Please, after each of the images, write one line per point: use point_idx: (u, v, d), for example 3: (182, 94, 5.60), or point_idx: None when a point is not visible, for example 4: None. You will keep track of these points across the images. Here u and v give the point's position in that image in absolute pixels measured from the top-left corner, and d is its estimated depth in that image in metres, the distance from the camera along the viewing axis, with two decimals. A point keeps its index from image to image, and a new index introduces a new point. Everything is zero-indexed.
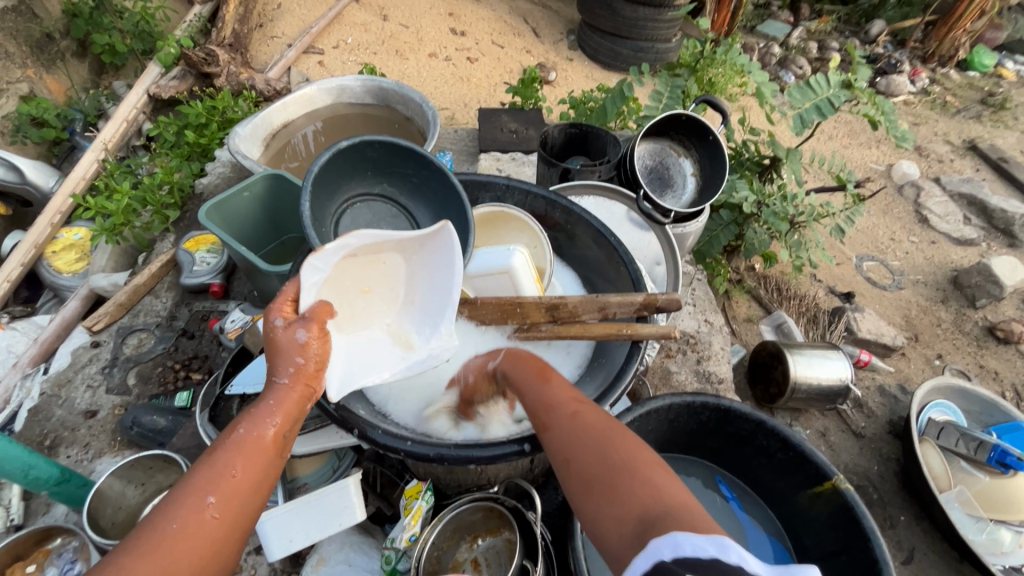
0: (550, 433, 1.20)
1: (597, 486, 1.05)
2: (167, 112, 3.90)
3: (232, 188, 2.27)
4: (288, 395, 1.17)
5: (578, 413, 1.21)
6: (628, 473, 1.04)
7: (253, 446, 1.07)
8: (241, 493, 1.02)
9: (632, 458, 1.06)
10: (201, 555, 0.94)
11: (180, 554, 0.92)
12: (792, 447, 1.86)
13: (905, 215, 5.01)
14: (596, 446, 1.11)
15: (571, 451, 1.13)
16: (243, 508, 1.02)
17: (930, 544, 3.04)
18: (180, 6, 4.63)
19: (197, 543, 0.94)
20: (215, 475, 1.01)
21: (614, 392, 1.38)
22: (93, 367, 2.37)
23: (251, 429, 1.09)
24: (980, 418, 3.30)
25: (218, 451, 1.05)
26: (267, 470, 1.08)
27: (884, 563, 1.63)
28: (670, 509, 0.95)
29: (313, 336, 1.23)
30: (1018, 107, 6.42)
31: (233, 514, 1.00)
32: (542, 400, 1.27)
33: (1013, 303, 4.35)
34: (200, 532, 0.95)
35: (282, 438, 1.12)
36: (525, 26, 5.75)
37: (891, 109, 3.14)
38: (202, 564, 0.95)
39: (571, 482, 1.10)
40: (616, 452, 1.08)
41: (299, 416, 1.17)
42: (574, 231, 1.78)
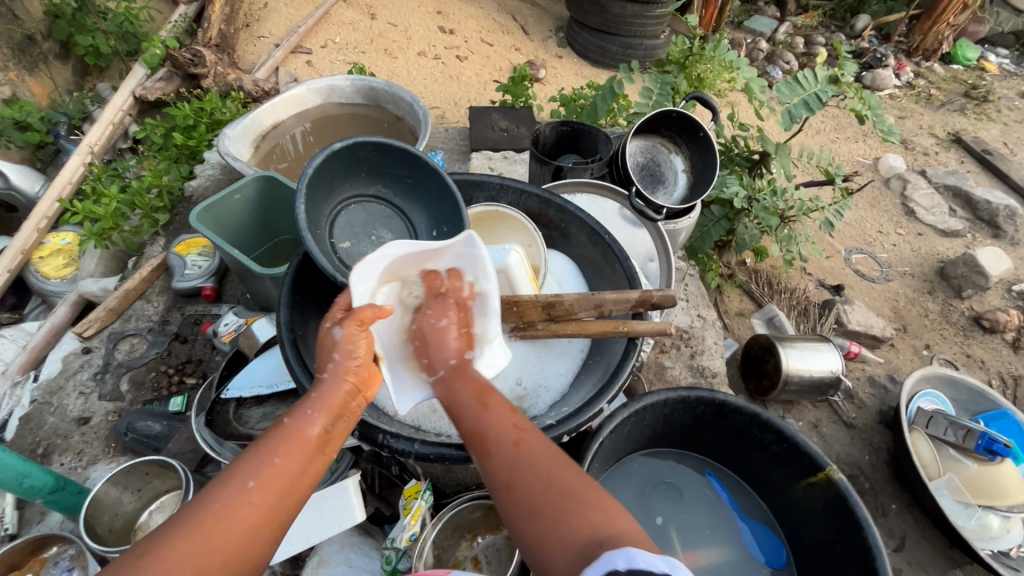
0: (493, 460, 1.16)
1: (545, 516, 1.06)
2: (153, 114, 3.85)
3: (224, 191, 2.25)
4: (333, 393, 1.18)
5: (520, 440, 1.18)
6: (578, 500, 1.06)
7: (297, 439, 1.09)
8: (283, 484, 1.03)
9: (579, 486, 1.09)
10: (237, 541, 0.96)
11: (221, 536, 0.94)
12: (786, 439, 1.89)
13: (892, 208, 5.09)
14: (544, 474, 1.11)
15: (513, 479, 1.12)
16: (282, 498, 1.03)
17: (921, 531, 3.09)
18: (165, 6, 4.58)
19: (237, 527, 0.96)
20: (261, 462, 1.04)
21: (612, 389, 1.39)
22: (86, 374, 2.34)
23: (296, 424, 1.10)
24: (967, 406, 3.36)
25: (266, 438, 1.08)
26: (309, 465, 1.09)
27: (877, 550, 1.67)
28: (623, 532, 1.00)
29: (349, 333, 1.23)
30: (1001, 99, 6.51)
31: (274, 506, 1.01)
32: (479, 422, 1.22)
33: (998, 293, 4.43)
34: (238, 515, 0.97)
35: (326, 435, 1.13)
36: (514, 24, 5.75)
37: (877, 103, 3.18)
38: (240, 548, 0.96)
39: (512, 508, 1.10)
40: (562, 481, 1.10)
41: (343, 415, 1.18)
42: (569, 230, 1.79)
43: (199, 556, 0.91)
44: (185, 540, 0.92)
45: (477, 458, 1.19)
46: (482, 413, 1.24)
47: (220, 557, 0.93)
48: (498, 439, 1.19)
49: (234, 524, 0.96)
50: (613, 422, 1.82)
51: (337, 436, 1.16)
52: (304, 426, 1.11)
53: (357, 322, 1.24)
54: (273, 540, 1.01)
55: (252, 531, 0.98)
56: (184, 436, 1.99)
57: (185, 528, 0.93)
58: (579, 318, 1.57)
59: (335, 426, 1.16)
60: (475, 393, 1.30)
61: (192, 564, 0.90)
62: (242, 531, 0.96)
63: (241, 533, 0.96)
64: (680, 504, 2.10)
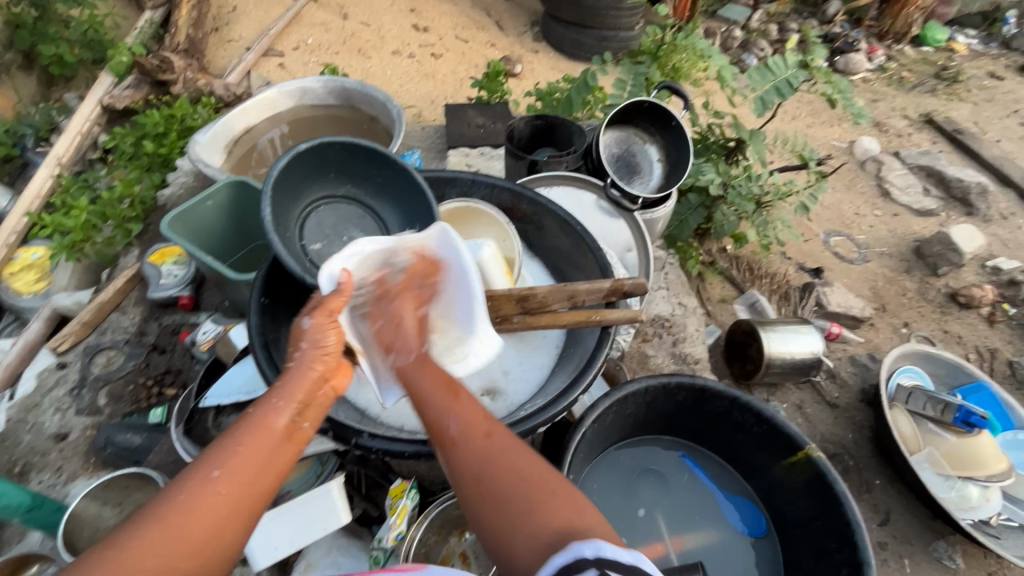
0: (459, 454, 1.17)
1: (511, 508, 1.05)
2: (123, 123, 3.79)
3: (195, 198, 2.21)
4: (300, 383, 1.19)
5: (490, 431, 1.20)
6: (542, 491, 1.06)
7: (263, 430, 1.09)
8: (247, 472, 1.04)
9: (543, 478, 1.10)
10: (203, 533, 0.95)
11: (186, 527, 0.94)
12: (765, 421, 1.91)
13: (868, 190, 5.17)
14: (510, 467, 1.11)
15: (481, 470, 1.13)
16: (249, 487, 1.03)
17: (905, 505, 3.16)
18: (130, 12, 4.49)
19: (202, 517, 0.96)
20: (227, 454, 1.04)
21: (586, 376, 1.41)
22: (62, 390, 2.30)
23: (263, 415, 1.11)
24: (946, 380, 3.43)
25: (231, 431, 1.08)
26: (277, 455, 1.09)
27: (857, 525, 1.70)
28: (589, 525, 1.00)
29: (317, 323, 1.27)
30: (970, 79, 6.63)
31: (242, 498, 1.01)
32: (447, 415, 1.23)
33: (972, 269, 4.53)
34: (203, 508, 0.97)
35: (294, 425, 1.13)
36: (488, 19, 5.73)
37: (847, 87, 3.21)
38: (208, 540, 0.96)
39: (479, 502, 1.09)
40: (526, 473, 1.10)
41: (312, 404, 1.19)
42: (542, 222, 1.79)
43: (162, 551, 0.91)
44: (148, 537, 0.91)
45: (442, 452, 1.20)
46: (449, 406, 1.25)
47: (186, 550, 0.93)
48: (463, 431, 1.20)
49: (199, 517, 0.96)
50: (595, 413, 1.83)
51: (307, 425, 1.16)
52: (271, 415, 1.12)
53: (327, 312, 1.28)
54: (244, 530, 1.01)
55: (220, 523, 0.98)
56: (164, 448, 1.97)
57: (148, 525, 0.93)
58: (553, 309, 1.58)
59: (303, 416, 1.16)
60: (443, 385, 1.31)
61: (155, 560, 0.90)
62: (208, 523, 0.96)
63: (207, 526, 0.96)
64: (665, 489, 2.13)
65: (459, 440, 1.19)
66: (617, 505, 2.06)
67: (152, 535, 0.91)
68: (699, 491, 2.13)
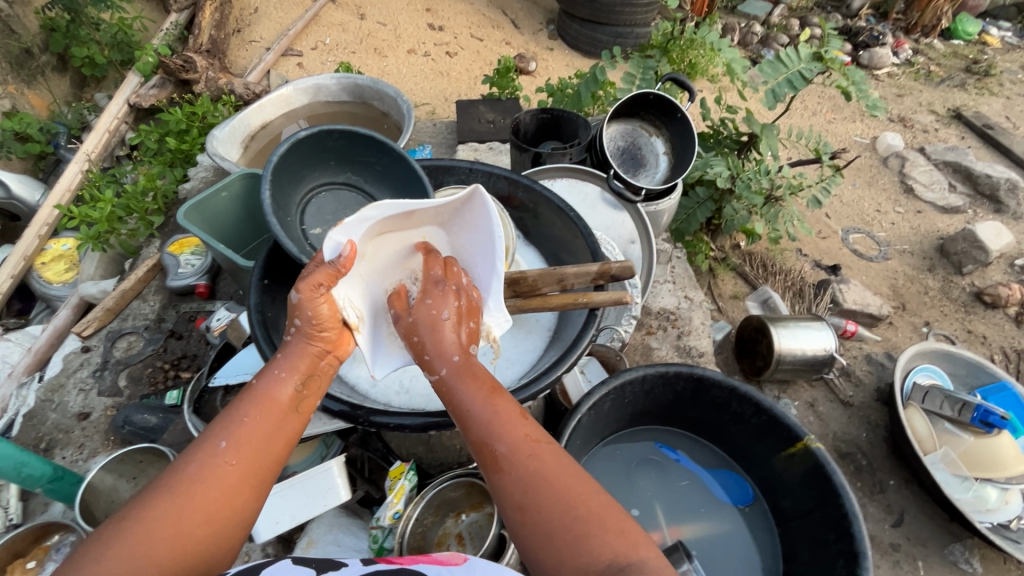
0: (506, 477, 1.15)
1: (558, 539, 1.06)
2: (148, 121, 3.94)
3: (210, 189, 2.30)
4: (302, 356, 1.28)
5: (530, 449, 1.18)
6: (594, 521, 1.07)
7: (271, 404, 1.18)
8: (251, 442, 1.13)
9: (594, 507, 1.10)
10: (216, 499, 1.05)
11: (197, 495, 1.03)
12: (765, 411, 1.91)
13: (890, 186, 5.04)
14: (556, 497, 1.10)
15: (527, 497, 1.12)
16: (255, 455, 1.12)
17: (919, 506, 3.08)
18: (158, 15, 4.67)
19: (212, 485, 1.05)
20: (238, 427, 1.14)
21: (571, 355, 1.44)
22: (85, 372, 2.42)
23: (270, 390, 1.20)
24: (966, 380, 3.33)
25: (238, 404, 1.17)
26: (282, 425, 1.18)
27: (854, 516, 1.69)
28: (644, 561, 1.02)
29: (303, 296, 1.25)
30: (1004, 73, 6.41)
31: (251, 463, 1.11)
32: (491, 430, 1.20)
33: (1000, 268, 4.37)
34: (218, 473, 1.07)
35: (297, 396, 1.22)
36: (504, 18, 5.77)
37: (861, 78, 3.15)
38: (220, 507, 1.05)
39: (529, 535, 1.09)
40: (581, 503, 1.10)
41: (312, 375, 1.27)
42: (538, 210, 1.83)
43: (179, 511, 1.01)
44: (169, 500, 1.02)
45: (486, 469, 1.19)
46: (491, 430, 1.20)
47: (203, 514, 1.03)
48: (510, 452, 1.17)
49: (213, 481, 1.06)
50: (590, 400, 1.86)
51: (311, 396, 1.25)
52: (275, 388, 1.21)
53: (314, 284, 1.26)
54: (253, 501, 1.10)
55: (234, 487, 1.08)
56: (178, 428, 2.06)
57: (170, 490, 1.03)
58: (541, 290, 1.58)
59: (307, 386, 1.26)
60: (483, 388, 1.27)
61: (173, 522, 0.99)
62: (219, 487, 1.06)
63: (219, 489, 1.06)
64: (663, 480, 2.14)
65: (505, 462, 1.17)
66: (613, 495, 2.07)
67: (169, 503, 1.01)
68: (696, 482, 2.13)
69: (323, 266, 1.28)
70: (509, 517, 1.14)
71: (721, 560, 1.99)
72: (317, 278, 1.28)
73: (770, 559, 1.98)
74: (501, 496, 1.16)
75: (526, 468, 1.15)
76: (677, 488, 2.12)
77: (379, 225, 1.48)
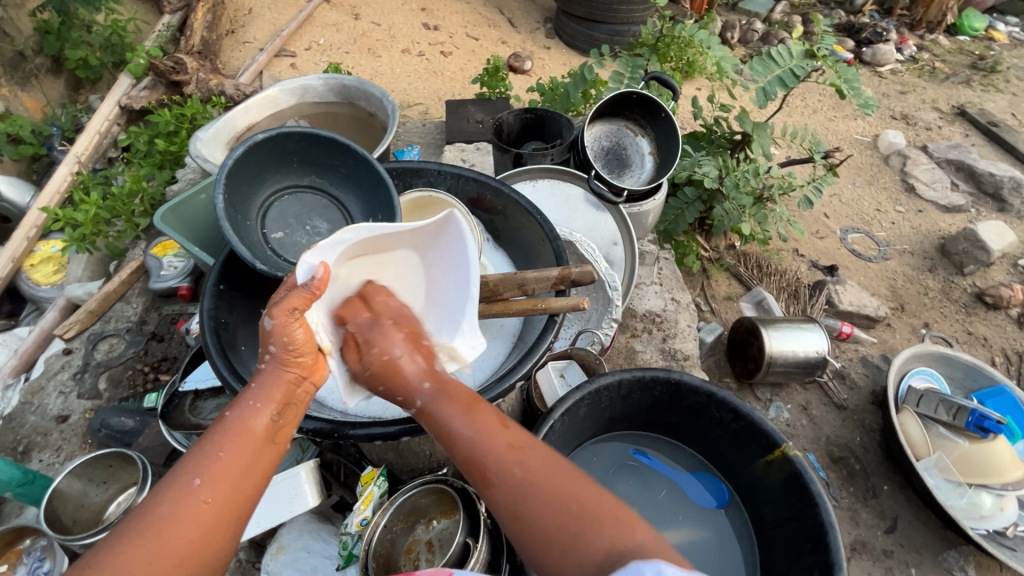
0: (496, 489, 1.14)
1: (553, 537, 1.05)
2: (140, 122, 3.95)
3: (188, 192, 2.30)
4: (277, 383, 1.24)
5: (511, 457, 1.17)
6: (587, 515, 1.06)
7: (245, 433, 1.14)
8: (226, 476, 1.08)
9: (585, 500, 1.09)
10: (189, 539, 1.00)
11: (169, 536, 0.99)
12: (743, 417, 1.87)
13: (891, 185, 4.96)
14: (546, 496, 1.10)
15: (520, 504, 1.10)
16: (231, 490, 1.08)
17: (914, 512, 3.02)
18: (152, 16, 4.68)
19: (185, 524, 1.00)
20: (211, 460, 1.09)
21: (524, 363, 1.45)
22: (66, 374, 2.42)
23: (245, 419, 1.16)
24: (963, 383, 3.26)
25: (210, 437, 1.13)
26: (259, 456, 1.14)
27: (831, 526, 1.64)
28: (642, 545, 1.00)
29: (277, 321, 1.22)
30: (1010, 69, 6.30)
31: (226, 496, 1.07)
32: (476, 445, 1.19)
33: (1002, 269, 4.28)
34: (191, 509, 1.02)
35: (273, 425, 1.18)
36: (500, 17, 5.74)
37: (853, 76, 3.09)
38: (194, 547, 1.00)
39: (525, 539, 1.09)
40: (572, 498, 1.09)
41: (289, 404, 1.23)
42: (508, 213, 1.81)
43: (150, 553, 0.96)
44: (138, 541, 0.97)
45: (474, 485, 1.18)
46: (473, 445, 1.20)
47: (176, 552, 0.98)
48: (497, 463, 1.17)
49: (186, 518, 1.01)
50: (563, 406, 1.82)
51: (287, 424, 1.22)
52: (250, 419, 1.17)
53: (288, 310, 1.23)
54: (229, 534, 1.06)
55: (207, 521, 1.03)
56: (153, 431, 2.06)
57: (140, 530, 0.98)
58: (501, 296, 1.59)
59: (283, 415, 1.22)
60: (456, 408, 1.28)
61: (144, 564, 0.95)
62: (192, 523, 1.01)
63: (193, 525, 1.01)
64: (642, 486, 2.10)
65: (491, 472, 1.16)
66: None
67: (140, 545, 0.96)
68: (675, 488, 2.09)
69: (296, 290, 1.24)
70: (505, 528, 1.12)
71: (700, 569, 1.95)
72: (291, 302, 1.24)
73: (750, 568, 1.95)
74: (497, 507, 1.14)
75: (514, 472, 1.14)
76: (655, 495, 2.08)
77: (352, 248, 1.45)
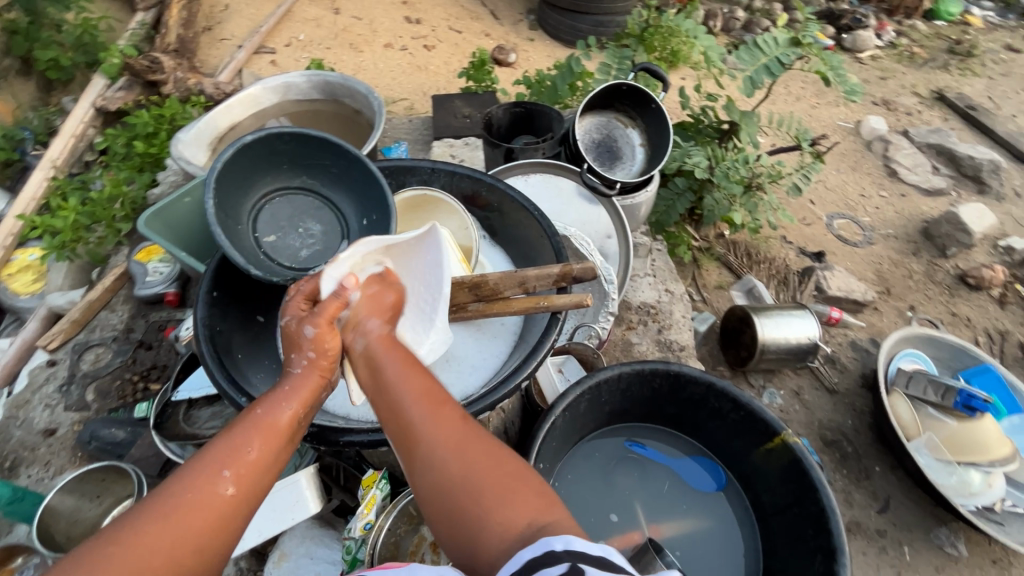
0: (423, 451, 1.17)
1: (464, 517, 1.09)
2: (117, 124, 3.83)
3: (173, 195, 2.24)
4: (306, 386, 1.24)
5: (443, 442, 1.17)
6: (508, 484, 1.12)
7: (271, 428, 1.15)
8: (252, 471, 1.08)
9: (506, 468, 1.15)
10: (207, 526, 0.99)
11: (191, 522, 0.97)
12: (742, 407, 1.88)
13: (874, 170, 5.02)
14: (474, 466, 1.14)
15: (444, 472, 1.14)
16: (255, 483, 1.08)
17: (905, 492, 3.09)
18: (124, 14, 4.54)
19: (206, 514, 0.99)
20: (235, 448, 1.09)
21: (531, 363, 1.43)
22: (52, 386, 2.36)
23: (270, 410, 1.17)
24: (950, 364, 3.32)
25: (235, 428, 1.12)
26: (280, 453, 1.15)
27: (832, 510, 1.67)
28: (559, 521, 1.07)
29: (322, 330, 1.27)
30: (986, 53, 6.39)
31: (248, 485, 1.07)
32: (407, 411, 1.22)
33: (984, 250, 4.36)
34: (214, 493, 1.02)
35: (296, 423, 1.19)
36: (483, 9, 5.67)
37: (838, 63, 3.10)
38: (208, 538, 0.99)
39: (442, 504, 1.12)
40: (491, 465, 1.15)
41: (311, 404, 1.25)
42: (504, 209, 1.79)
43: (170, 532, 0.95)
44: (159, 519, 0.95)
45: (403, 453, 1.20)
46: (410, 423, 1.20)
47: (195, 534, 0.97)
48: (425, 426, 1.19)
49: (209, 503, 1.00)
50: (565, 401, 1.82)
51: (305, 423, 1.23)
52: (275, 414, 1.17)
53: (327, 319, 1.29)
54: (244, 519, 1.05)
55: (227, 507, 1.02)
56: (145, 443, 2.01)
57: (162, 509, 0.97)
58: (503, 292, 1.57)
59: (304, 415, 1.23)
60: (399, 375, 1.27)
61: (164, 542, 0.94)
62: (215, 508, 1.01)
63: (214, 508, 1.01)
64: (643, 478, 2.11)
65: (422, 439, 1.19)
66: (593, 496, 2.04)
67: (160, 524, 0.95)
68: (675, 479, 2.11)
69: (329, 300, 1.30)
70: (425, 501, 1.16)
71: (703, 557, 1.97)
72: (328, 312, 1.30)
73: (752, 554, 1.97)
74: (414, 472, 1.17)
75: (440, 443, 1.17)
76: (656, 487, 2.09)
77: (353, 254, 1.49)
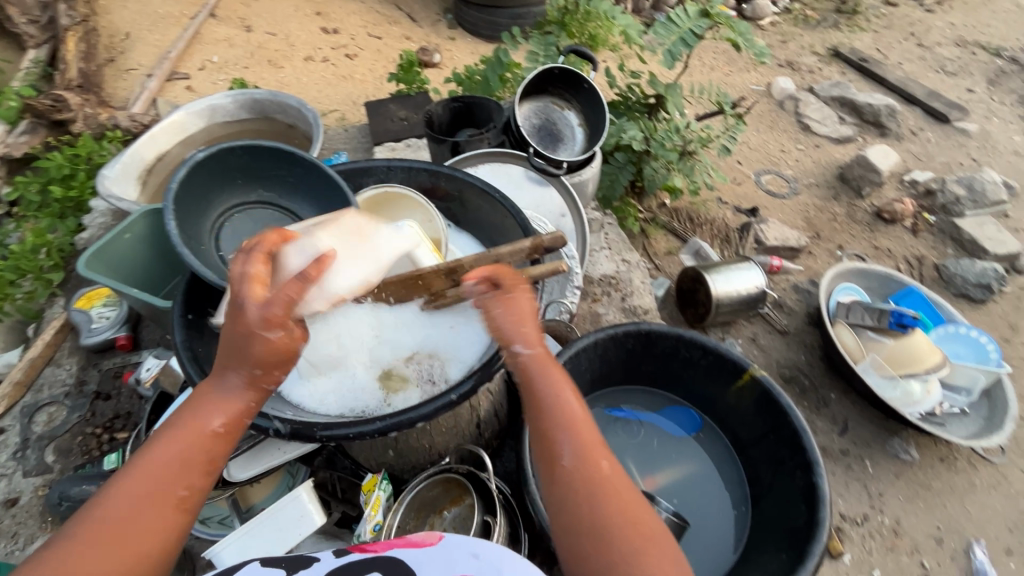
0: (563, 482, 1.14)
1: (602, 555, 1.05)
2: (25, 171, 3.56)
3: (111, 232, 2.13)
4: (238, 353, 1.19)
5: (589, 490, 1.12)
6: (640, 533, 1.08)
7: (205, 423, 1.13)
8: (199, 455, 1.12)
9: (649, 524, 1.10)
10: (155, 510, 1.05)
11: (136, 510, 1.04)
12: (710, 351, 2.02)
13: (790, 127, 5.37)
14: (612, 509, 1.10)
15: (579, 498, 1.12)
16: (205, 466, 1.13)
17: (859, 413, 3.28)
18: (12, 54, 4.20)
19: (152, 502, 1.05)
20: (172, 450, 1.08)
21: None
22: (4, 455, 2.20)
23: (201, 412, 1.13)
24: (880, 291, 3.65)
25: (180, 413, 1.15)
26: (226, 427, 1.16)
27: (803, 430, 1.82)
28: None
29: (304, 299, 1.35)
30: (867, 10, 6.97)
31: (186, 494, 1.07)
32: (558, 419, 1.20)
33: (893, 186, 4.76)
34: (159, 497, 1.04)
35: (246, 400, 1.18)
36: (399, 13, 5.62)
37: (746, 29, 3.32)
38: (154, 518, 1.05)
39: (576, 529, 1.09)
40: (626, 510, 1.10)
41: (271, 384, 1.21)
42: (465, 197, 1.87)
43: (113, 534, 0.99)
44: (104, 520, 1.00)
45: (545, 467, 1.18)
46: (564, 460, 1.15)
47: (141, 531, 1.01)
48: (576, 457, 1.16)
49: (154, 509, 1.03)
50: None
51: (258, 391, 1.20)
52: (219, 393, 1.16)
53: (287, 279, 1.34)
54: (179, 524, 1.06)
55: (177, 511, 1.06)
56: None
57: (105, 513, 1.01)
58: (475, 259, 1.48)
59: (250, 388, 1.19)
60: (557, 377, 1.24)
61: (108, 546, 0.98)
62: (160, 515, 1.03)
63: (155, 515, 1.03)
64: (630, 437, 2.23)
65: (564, 467, 1.15)
66: None
67: (101, 537, 0.98)
68: (659, 432, 2.24)
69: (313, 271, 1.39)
70: (557, 524, 1.13)
71: (695, 499, 2.10)
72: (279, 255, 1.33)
73: (739, 488, 2.11)
74: (551, 494, 1.15)
75: (586, 477, 1.13)
76: (643, 443, 2.22)
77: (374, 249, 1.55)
